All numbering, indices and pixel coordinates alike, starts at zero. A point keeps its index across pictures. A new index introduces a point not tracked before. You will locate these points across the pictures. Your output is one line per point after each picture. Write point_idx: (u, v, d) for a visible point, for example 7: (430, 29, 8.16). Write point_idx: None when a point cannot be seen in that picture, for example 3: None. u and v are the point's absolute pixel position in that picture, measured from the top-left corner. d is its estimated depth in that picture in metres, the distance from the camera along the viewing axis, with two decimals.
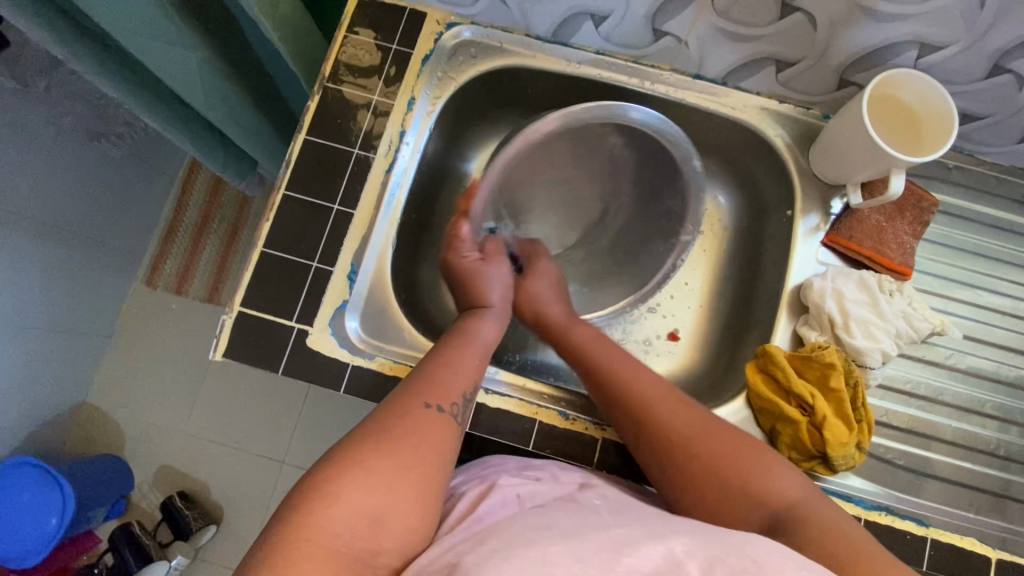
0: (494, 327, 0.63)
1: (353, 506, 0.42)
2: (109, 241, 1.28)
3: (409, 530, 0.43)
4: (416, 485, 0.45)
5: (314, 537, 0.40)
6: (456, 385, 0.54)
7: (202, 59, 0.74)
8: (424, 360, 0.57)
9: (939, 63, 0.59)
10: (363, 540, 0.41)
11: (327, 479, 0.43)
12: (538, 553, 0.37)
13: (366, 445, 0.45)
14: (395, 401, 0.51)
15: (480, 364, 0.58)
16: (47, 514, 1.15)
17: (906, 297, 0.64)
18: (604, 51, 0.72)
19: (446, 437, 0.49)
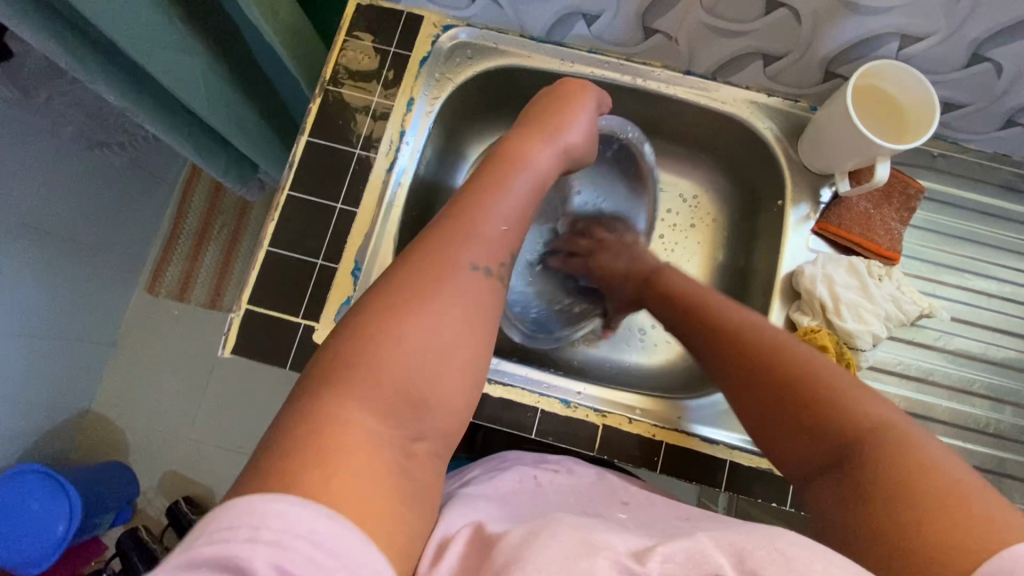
0: (545, 161, 0.53)
1: (388, 376, 0.38)
2: (112, 248, 1.29)
3: (449, 406, 0.40)
4: (459, 355, 0.41)
5: (353, 413, 0.36)
6: (501, 238, 0.47)
7: (204, 66, 0.76)
8: (466, 187, 0.50)
9: (919, 54, 0.61)
10: (403, 421, 0.38)
11: (365, 339, 0.39)
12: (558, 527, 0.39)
13: (399, 298, 0.41)
14: (433, 238, 0.45)
15: (529, 204, 0.51)
16: (56, 521, 1.17)
17: (894, 282, 0.66)
18: (596, 49, 0.74)
19: (491, 297, 0.44)
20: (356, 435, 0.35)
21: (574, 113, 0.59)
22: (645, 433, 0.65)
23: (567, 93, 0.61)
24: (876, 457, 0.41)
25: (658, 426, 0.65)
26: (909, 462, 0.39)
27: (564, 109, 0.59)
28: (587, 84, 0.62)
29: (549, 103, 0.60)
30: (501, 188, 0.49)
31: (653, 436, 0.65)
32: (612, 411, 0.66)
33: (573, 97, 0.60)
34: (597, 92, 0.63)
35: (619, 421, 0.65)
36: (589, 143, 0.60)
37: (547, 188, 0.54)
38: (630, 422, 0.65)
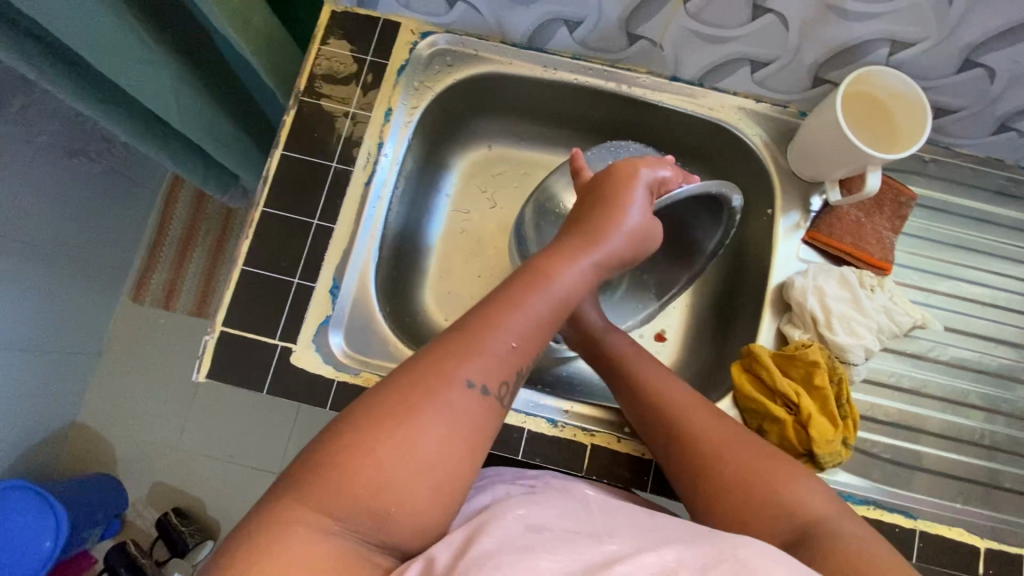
0: (570, 281, 0.50)
1: (357, 490, 0.37)
2: (92, 259, 1.26)
3: (419, 526, 0.39)
4: (438, 480, 0.39)
5: (311, 516, 0.37)
6: (510, 357, 0.45)
7: (175, 76, 0.73)
8: (483, 301, 0.47)
9: (909, 60, 0.59)
10: (362, 529, 0.38)
11: (342, 445, 0.39)
12: (530, 563, 0.37)
13: (381, 418, 0.39)
14: (439, 353, 0.43)
15: (543, 329, 0.47)
16: (42, 538, 1.14)
17: (886, 293, 0.65)
18: (580, 56, 0.72)
19: (482, 421, 0.42)
20: (310, 537, 0.36)
21: (619, 214, 0.55)
22: (634, 451, 0.64)
23: (615, 186, 0.57)
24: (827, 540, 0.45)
25: (647, 445, 0.64)
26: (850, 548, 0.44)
27: (609, 206, 0.56)
28: (636, 176, 0.58)
29: (597, 195, 0.58)
30: (517, 305, 0.46)
31: (642, 455, 0.63)
32: (599, 430, 0.64)
33: (620, 188, 0.57)
34: (648, 173, 0.59)
35: (608, 441, 0.64)
36: (635, 245, 0.56)
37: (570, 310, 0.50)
38: (619, 440, 0.64)
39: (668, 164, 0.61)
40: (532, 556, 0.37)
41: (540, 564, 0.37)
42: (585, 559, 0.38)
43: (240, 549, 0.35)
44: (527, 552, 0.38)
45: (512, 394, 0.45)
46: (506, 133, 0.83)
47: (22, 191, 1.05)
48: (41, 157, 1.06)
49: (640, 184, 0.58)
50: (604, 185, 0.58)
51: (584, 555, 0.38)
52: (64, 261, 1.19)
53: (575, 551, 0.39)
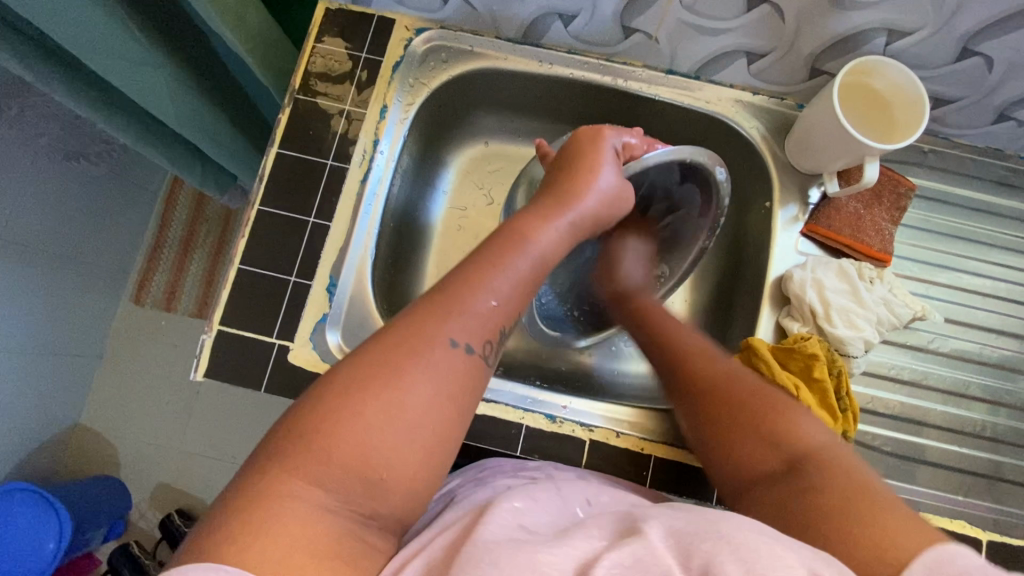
0: (548, 242, 0.51)
1: (344, 455, 0.37)
2: (93, 261, 1.26)
3: (409, 489, 0.39)
4: (426, 440, 0.39)
5: (299, 488, 0.36)
6: (493, 315, 0.45)
7: (170, 77, 0.73)
8: (466, 259, 0.47)
9: (907, 49, 0.58)
10: (353, 499, 0.37)
11: (324, 412, 0.38)
12: (529, 557, 0.34)
13: (364, 378, 0.39)
14: (421, 313, 0.43)
15: (525, 284, 0.47)
16: (46, 539, 1.14)
17: (886, 284, 0.65)
18: (575, 50, 0.72)
19: (468, 379, 0.42)
20: (300, 511, 0.35)
21: (591, 177, 0.57)
22: (633, 446, 0.64)
23: (585, 151, 0.59)
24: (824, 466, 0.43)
25: (646, 440, 0.64)
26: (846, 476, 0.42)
27: (582, 170, 0.58)
28: (603, 138, 0.60)
29: (570, 163, 0.59)
30: (496, 264, 0.47)
31: (641, 450, 0.63)
32: (598, 425, 0.64)
33: (594, 153, 0.59)
34: (614, 136, 0.61)
35: (606, 436, 0.64)
36: (609, 206, 0.58)
37: (550, 271, 0.51)
38: (617, 436, 0.64)
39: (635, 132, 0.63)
40: (530, 551, 0.35)
41: (540, 558, 0.35)
42: (575, 553, 0.36)
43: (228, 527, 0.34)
44: (525, 545, 0.36)
45: (497, 354, 0.46)
46: (503, 129, 0.83)
47: (22, 193, 1.05)
48: (41, 160, 1.06)
49: (609, 150, 0.60)
50: (575, 150, 0.60)
51: (578, 546, 0.36)
52: (65, 263, 1.19)
53: (569, 543, 0.36)
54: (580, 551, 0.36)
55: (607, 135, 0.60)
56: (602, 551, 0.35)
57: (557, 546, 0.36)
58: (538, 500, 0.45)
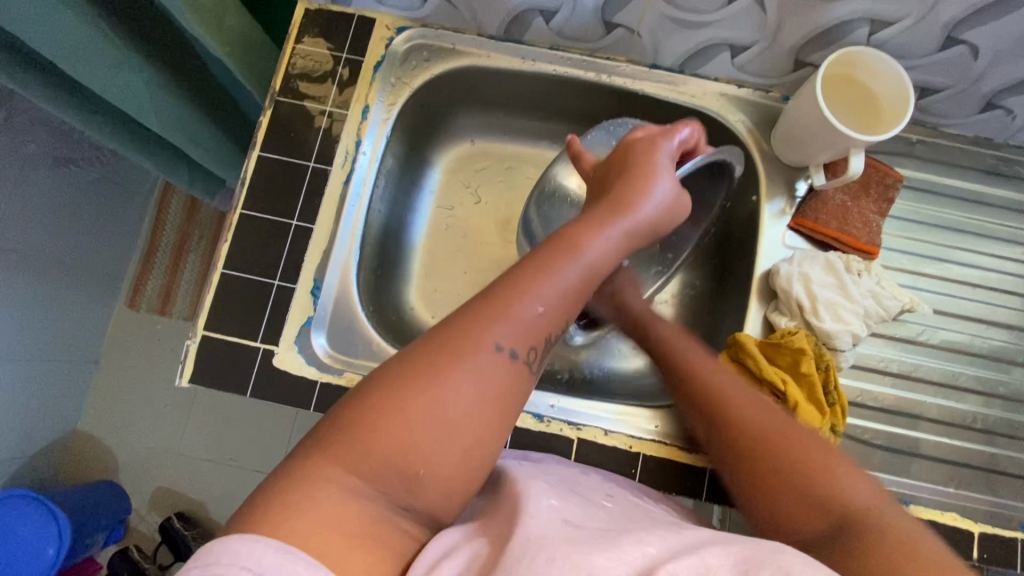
0: (600, 249, 0.49)
1: (386, 450, 0.37)
2: (85, 266, 1.26)
3: (444, 491, 0.39)
4: (466, 445, 0.39)
5: (338, 476, 0.36)
6: (538, 322, 0.44)
7: (150, 81, 0.72)
8: (516, 265, 0.47)
9: (891, 39, 0.58)
10: (391, 491, 0.37)
11: (371, 406, 0.38)
12: (583, 558, 0.35)
13: (411, 373, 0.39)
14: (469, 314, 0.43)
15: (573, 294, 0.47)
16: (45, 544, 1.14)
17: (874, 277, 0.64)
18: (558, 46, 0.71)
19: (510, 386, 0.41)
20: (338, 496, 0.35)
21: (647, 184, 0.55)
22: (622, 444, 0.63)
23: (642, 156, 0.57)
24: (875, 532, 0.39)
25: (635, 438, 0.63)
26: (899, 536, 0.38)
27: (638, 175, 0.55)
28: (659, 146, 0.58)
29: (623, 168, 0.57)
30: (546, 271, 0.46)
31: (630, 448, 0.63)
32: (586, 424, 0.64)
33: (647, 159, 0.56)
34: (670, 145, 0.58)
35: (594, 435, 0.63)
36: (664, 215, 0.56)
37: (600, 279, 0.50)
38: (606, 434, 0.63)
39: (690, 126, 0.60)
40: (586, 552, 0.35)
41: (592, 560, 0.35)
42: (628, 559, 0.36)
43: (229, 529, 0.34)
44: (579, 545, 0.36)
45: (541, 360, 0.45)
46: (488, 127, 0.82)
47: (11, 201, 1.04)
48: (31, 167, 1.06)
49: (665, 158, 0.57)
50: (627, 157, 0.58)
51: (630, 552, 0.36)
52: (57, 270, 1.19)
53: (621, 548, 0.37)
54: (633, 556, 0.36)
55: (661, 143, 0.58)
56: (661, 560, 0.36)
57: (611, 550, 0.36)
58: (573, 496, 0.45)
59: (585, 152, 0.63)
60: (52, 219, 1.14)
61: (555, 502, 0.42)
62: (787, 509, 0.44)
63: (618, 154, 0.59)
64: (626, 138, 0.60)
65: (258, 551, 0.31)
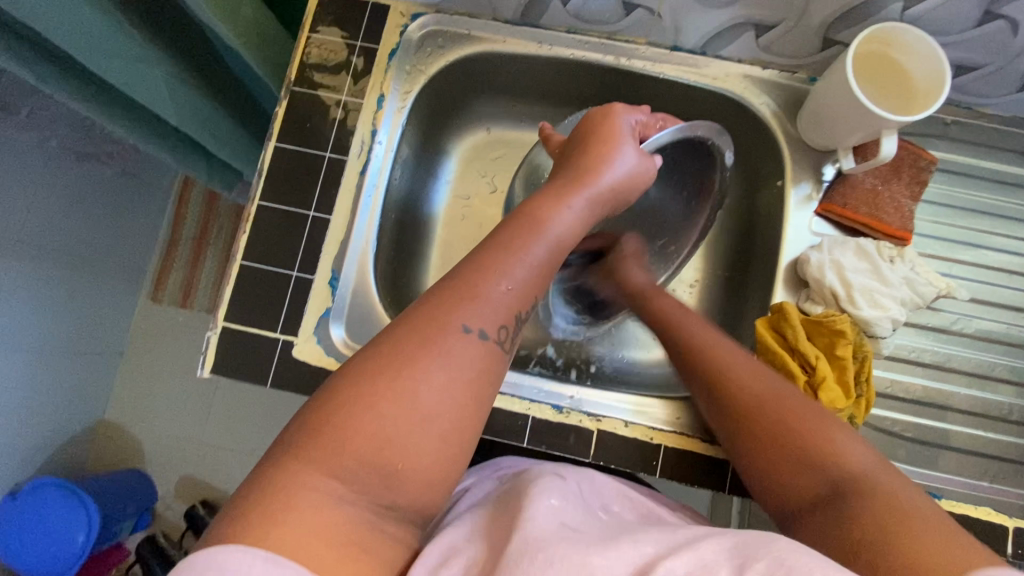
0: (566, 223, 0.48)
1: (359, 446, 0.36)
2: (109, 259, 1.28)
3: (426, 480, 0.38)
4: (442, 430, 0.38)
5: (316, 480, 0.35)
6: (506, 299, 0.43)
7: (169, 74, 0.72)
8: (479, 246, 0.46)
9: (926, 14, 0.55)
10: (371, 490, 0.36)
11: (339, 403, 0.37)
12: (582, 558, 0.34)
13: (375, 367, 0.38)
14: (433, 299, 0.42)
15: (541, 270, 0.46)
16: (75, 531, 1.18)
17: (908, 262, 0.62)
18: (576, 30, 0.69)
19: (481, 367, 0.40)
20: (317, 500, 0.34)
21: (610, 155, 0.54)
22: (642, 437, 0.62)
23: (600, 129, 0.56)
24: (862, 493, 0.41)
25: (656, 430, 0.62)
26: (886, 500, 0.39)
27: (601, 148, 0.54)
28: (618, 115, 0.57)
29: (584, 142, 0.56)
30: (508, 247, 0.45)
31: (651, 439, 0.62)
32: (606, 416, 0.63)
33: (608, 131, 0.55)
34: (630, 115, 0.57)
35: (615, 426, 0.63)
36: (630, 186, 0.55)
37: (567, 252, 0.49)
38: (626, 425, 0.63)
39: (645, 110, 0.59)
40: (584, 553, 0.35)
41: (591, 561, 0.34)
42: (627, 556, 0.36)
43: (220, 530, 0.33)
44: (576, 546, 0.36)
45: (514, 339, 0.44)
46: (504, 115, 0.81)
47: (37, 196, 1.06)
48: (54, 162, 1.07)
49: (627, 127, 0.56)
50: (588, 131, 0.57)
51: (629, 551, 0.36)
52: (82, 263, 1.21)
53: (620, 548, 0.36)
54: (631, 555, 0.36)
55: (619, 112, 0.57)
56: (659, 557, 0.35)
57: (609, 550, 0.36)
58: (570, 499, 0.45)
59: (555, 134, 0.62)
60: (76, 214, 1.15)
61: (552, 506, 0.42)
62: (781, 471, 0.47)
63: (579, 133, 0.58)
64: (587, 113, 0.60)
65: (246, 564, 0.31)
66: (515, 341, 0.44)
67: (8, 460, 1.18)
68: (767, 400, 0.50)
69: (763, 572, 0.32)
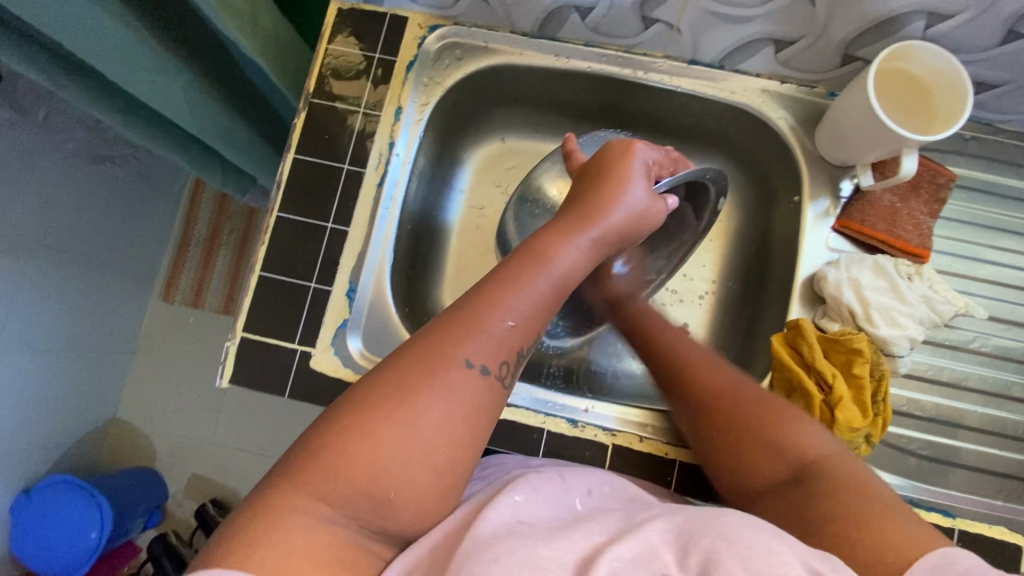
0: (570, 259, 0.49)
1: (354, 475, 0.36)
2: (123, 260, 1.29)
3: (419, 510, 0.38)
4: (437, 463, 0.38)
5: (310, 505, 0.35)
6: (510, 336, 0.44)
7: (188, 85, 0.73)
8: (486, 278, 0.47)
9: (948, 33, 0.54)
10: (361, 516, 0.37)
11: (339, 430, 0.38)
12: (529, 553, 0.35)
13: (377, 397, 0.39)
14: (440, 331, 0.43)
15: (546, 305, 0.47)
16: (87, 529, 1.20)
17: (926, 280, 0.62)
18: (593, 43, 0.69)
19: (482, 402, 0.41)
20: (308, 525, 0.35)
21: (620, 190, 0.54)
22: (656, 451, 0.62)
23: (614, 162, 0.56)
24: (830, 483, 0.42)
25: (671, 445, 0.63)
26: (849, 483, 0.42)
27: (611, 183, 0.55)
28: (635, 153, 0.57)
29: (596, 174, 0.56)
30: (516, 283, 0.46)
31: (666, 455, 0.62)
32: (621, 430, 0.63)
33: (621, 166, 0.56)
34: (644, 151, 0.58)
35: (629, 441, 0.63)
36: (638, 224, 0.55)
37: (570, 290, 0.50)
38: (640, 440, 0.63)
39: (660, 149, 0.60)
40: (531, 546, 0.35)
41: (539, 554, 0.35)
42: (574, 547, 0.36)
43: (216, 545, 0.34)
44: (526, 540, 0.36)
45: (515, 373, 0.45)
46: (518, 125, 0.81)
47: (54, 198, 1.08)
48: (71, 164, 1.08)
49: (639, 164, 0.56)
50: (603, 163, 0.57)
51: (577, 542, 0.37)
52: (97, 264, 1.22)
53: (568, 539, 0.37)
54: (579, 544, 0.36)
55: (636, 149, 0.57)
56: (605, 545, 0.36)
57: (558, 541, 0.36)
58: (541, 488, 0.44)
59: (578, 152, 0.62)
60: (92, 216, 1.17)
61: (515, 498, 0.42)
62: (748, 457, 0.48)
63: (591, 165, 0.58)
64: (606, 143, 0.59)
65: None
66: (516, 374, 0.45)
67: (23, 456, 1.20)
68: (731, 393, 0.52)
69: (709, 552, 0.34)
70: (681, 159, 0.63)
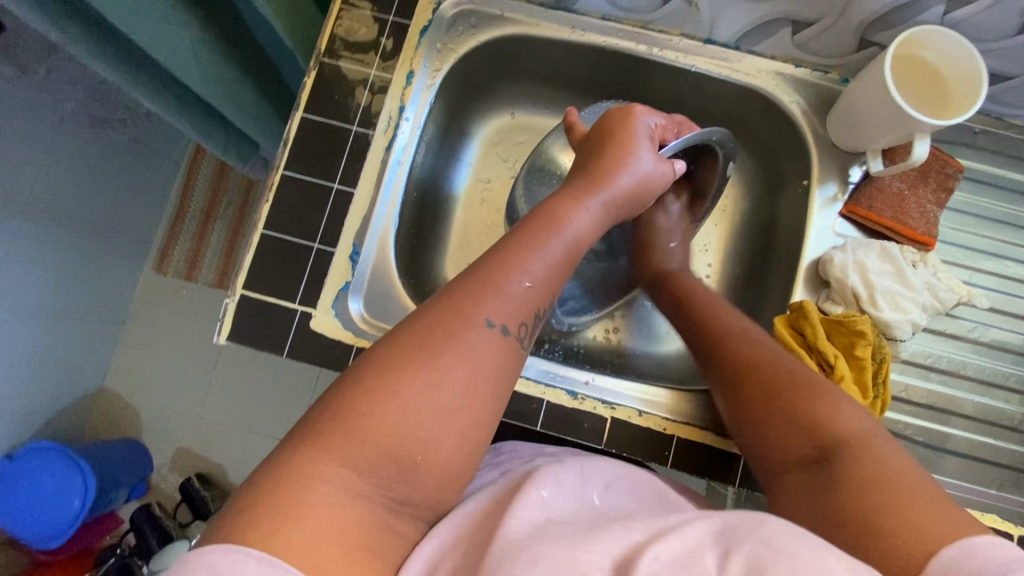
0: (582, 223, 0.49)
1: (380, 438, 0.36)
2: (117, 227, 1.27)
3: (443, 476, 0.38)
4: (463, 424, 0.38)
5: (331, 471, 0.34)
6: (525, 297, 0.43)
7: (195, 39, 0.72)
8: (497, 242, 0.46)
9: (966, 20, 0.55)
10: (387, 484, 0.36)
11: (361, 391, 0.37)
12: (567, 555, 0.34)
13: (399, 356, 0.38)
14: (455, 292, 0.42)
15: (559, 268, 0.46)
16: (70, 497, 1.18)
17: (930, 267, 0.62)
18: (610, 17, 0.69)
19: (502, 363, 0.41)
20: (330, 496, 0.33)
21: (627, 157, 0.54)
22: (657, 426, 0.62)
23: (620, 129, 0.56)
24: (860, 462, 0.41)
25: (669, 420, 0.63)
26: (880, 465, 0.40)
27: (617, 148, 0.54)
28: (635, 117, 0.56)
29: (603, 142, 0.56)
30: (531, 245, 0.45)
31: (664, 430, 0.62)
32: (620, 403, 0.63)
33: (625, 133, 0.55)
34: (646, 117, 0.57)
35: (628, 415, 0.63)
36: (645, 190, 0.55)
37: (581, 254, 0.50)
38: (640, 415, 0.63)
39: (662, 113, 0.59)
40: (569, 547, 0.34)
41: (578, 557, 0.34)
42: (611, 548, 0.35)
43: (225, 518, 0.33)
44: (563, 541, 0.35)
45: (531, 336, 0.45)
46: (530, 100, 0.81)
47: (50, 158, 1.05)
48: (66, 125, 1.06)
49: (644, 131, 0.56)
50: (608, 131, 0.56)
51: (611, 541, 0.35)
52: (89, 230, 1.20)
53: (602, 539, 0.35)
54: (617, 545, 0.35)
55: (638, 114, 0.56)
56: (643, 544, 0.35)
57: (594, 543, 0.35)
58: (563, 487, 0.44)
59: (580, 123, 0.62)
60: (87, 180, 1.14)
61: (543, 497, 0.41)
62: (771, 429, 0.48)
63: (594, 136, 0.57)
64: (609, 111, 0.59)
65: (239, 564, 0.30)
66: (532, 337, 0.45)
67: (6, 421, 1.18)
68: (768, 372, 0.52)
69: (748, 556, 0.32)
70: (685, 123, 0.62)
